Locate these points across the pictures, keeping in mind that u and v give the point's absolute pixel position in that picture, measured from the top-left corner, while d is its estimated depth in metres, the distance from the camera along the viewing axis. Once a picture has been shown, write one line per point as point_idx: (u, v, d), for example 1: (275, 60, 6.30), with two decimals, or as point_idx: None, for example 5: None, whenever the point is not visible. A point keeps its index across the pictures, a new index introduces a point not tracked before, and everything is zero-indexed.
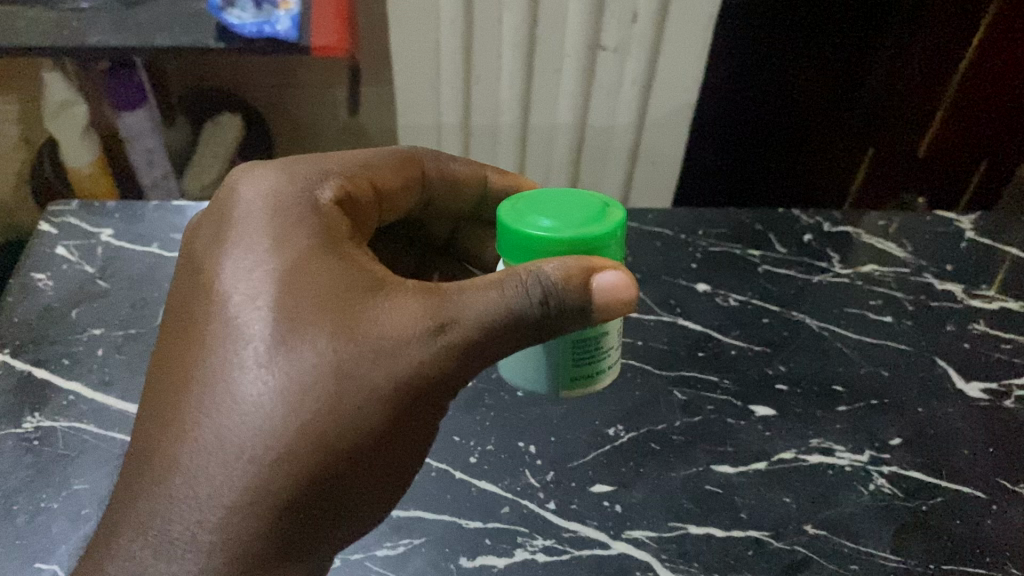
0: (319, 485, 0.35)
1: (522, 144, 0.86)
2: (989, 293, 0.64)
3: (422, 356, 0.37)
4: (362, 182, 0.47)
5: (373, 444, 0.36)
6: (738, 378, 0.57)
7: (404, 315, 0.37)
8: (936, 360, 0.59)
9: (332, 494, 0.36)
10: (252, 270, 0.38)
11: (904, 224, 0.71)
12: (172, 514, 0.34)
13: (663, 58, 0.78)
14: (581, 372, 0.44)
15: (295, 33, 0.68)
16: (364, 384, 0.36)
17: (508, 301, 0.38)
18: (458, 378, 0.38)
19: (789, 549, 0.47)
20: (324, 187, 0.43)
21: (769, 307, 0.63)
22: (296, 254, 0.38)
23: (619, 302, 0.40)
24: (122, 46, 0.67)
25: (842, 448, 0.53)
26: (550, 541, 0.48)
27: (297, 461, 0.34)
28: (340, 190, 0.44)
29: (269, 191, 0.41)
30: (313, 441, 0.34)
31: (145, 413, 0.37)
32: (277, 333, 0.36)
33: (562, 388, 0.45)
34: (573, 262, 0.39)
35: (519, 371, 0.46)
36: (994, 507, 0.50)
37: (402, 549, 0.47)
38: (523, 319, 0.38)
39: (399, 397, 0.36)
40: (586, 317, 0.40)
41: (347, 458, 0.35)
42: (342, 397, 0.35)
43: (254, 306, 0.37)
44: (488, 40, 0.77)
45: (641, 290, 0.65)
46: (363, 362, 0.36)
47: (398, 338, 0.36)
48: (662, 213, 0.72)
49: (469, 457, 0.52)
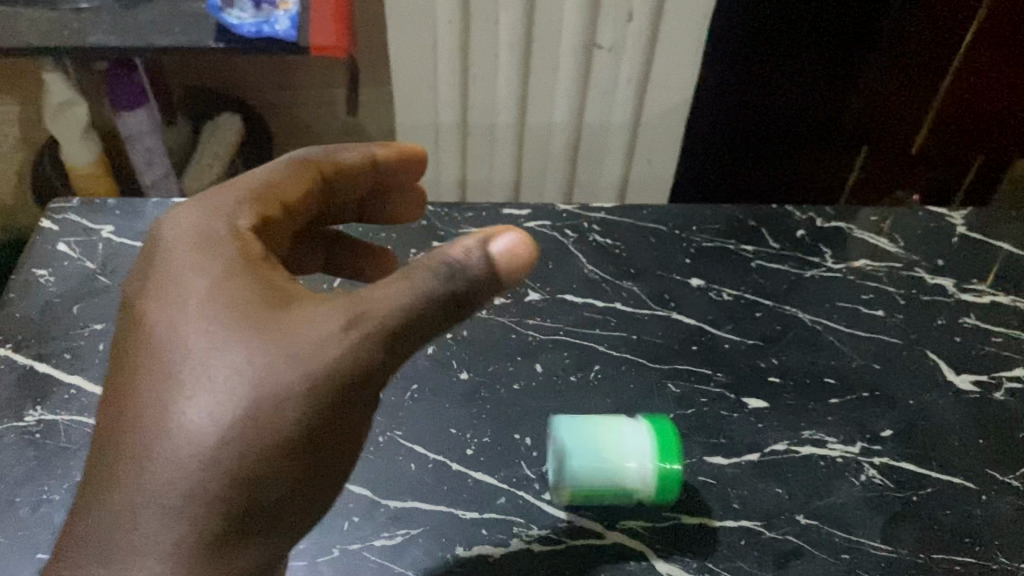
0: (245, 488, 0.36)
1: (520, 140, 0.87)
2: (981, 287, 0.65)
3: (336, 355, 0.36)
4: (269, 201, 0.43)
5: (298, 445, 0.36)
6: (731, 371, 0.58)
7: (317, 320, 0.37)
8: (928, 353, 0.60)
9: (262, 495, 0.36)
10: (176, 300, 0.38)
11: (899, 220, 0.69)
12: (114, 523, 0.36)
13: (656, 60, 0.79)
14: (677, 472, 0.48)
15: (294, 33, 0.69)
16: (283, 386, 0.36)
17: (413, 289, 0.37)
18: (380, 373, 0.38)
19: (781, 539, 0.49)
20: (242, 220, 0.41)
21: (762, 300, 0.63)
22: (214, 276, 0.39)
23: (517, 263, 0.39)
24: (123, 46, 0.68)
25: (834, 439, 0.54)
26: (546, 531, 0.49)
27: (224, 466, 0.35)
28: (254, 219, 0.42)
29: (190, 225, 0.41)
30: (233, 447, 0.35)
31: (101, 439, 0.38)
32: (196, 353, 0.37)
33: (633, 435, 0.49)
34: (469, 238, 0.39)
35: (571, 451, 0.49)
36: (983, 497, 0.52)
37: (399, 539, 0.48)
38: (433, 301, 0.37)
39: (320, 394, 0.36)
40: (505, 284, 0.39)
41: (269, 461, 0.36)
42: (258, 404, 0.36)
43: (179, 330, 0.37)
44: (483, 41, 0.78)
45: (635, 285, 0.63)
46: (276, 371, 0.36)
47: (311, 341, 0.36)
48: (656, 208, 0.69)
49: (465, 449, 0.53)
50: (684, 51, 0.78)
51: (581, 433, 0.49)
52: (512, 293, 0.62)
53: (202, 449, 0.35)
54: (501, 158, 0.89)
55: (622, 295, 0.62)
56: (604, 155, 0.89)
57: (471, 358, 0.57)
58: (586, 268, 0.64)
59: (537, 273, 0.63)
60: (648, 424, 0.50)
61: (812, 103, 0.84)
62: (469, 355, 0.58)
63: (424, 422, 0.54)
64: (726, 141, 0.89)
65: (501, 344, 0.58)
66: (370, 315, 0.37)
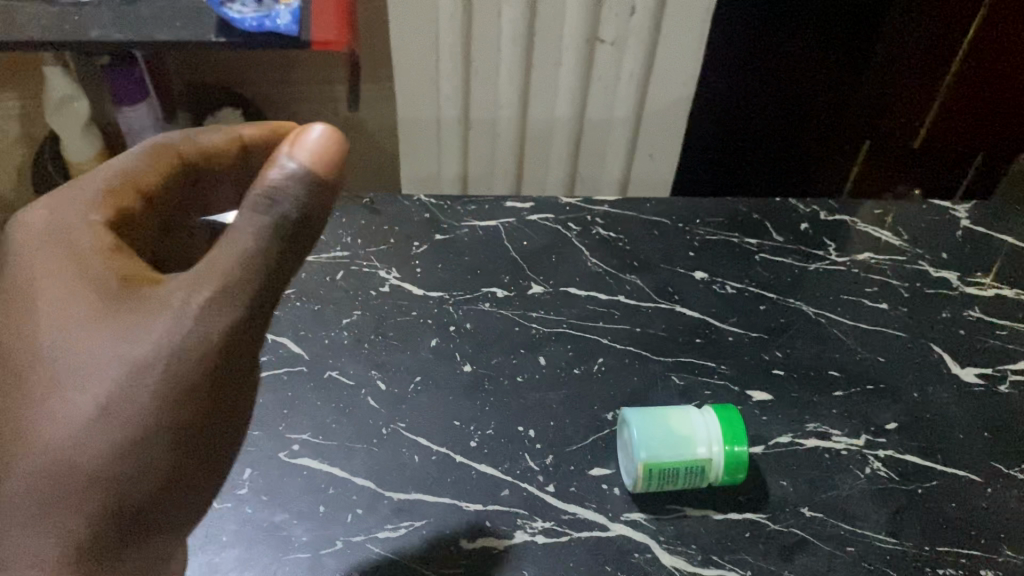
0: (120, 477, 0.35)
1: (522, 135, 0.87)
2: (984, 280, 0.64)
3: (192, 326, 0.36)
4: (124, 191, 0.41)
5: (168, 423, 0.36)
6: (735, 363, 0.58)
7: (173, 296, 0.36)
8: (932, 347, 0.59)
9: (136, 482, 0.35)
10: (21, 304, 0.37)
11: (902, 214, 0.69)
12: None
13: (660, 54, 0.79)
14: (745, 454, 0.49)
15: (295, 28, 0.68)
16: (139, 377, 0.35)
17: (256, 239, 0.36)
18: (243, 336, 0.37)
19: (786, 531, 0.49)
20: (92, 211, 0.39)
21: (766, 293, 0.62)
22: (69, 264, 0.37)
23: (326, 158, 0.38)
24: (123, 41, 0.68)
25: (838, 432, 0.54)
26: (549, 523, 0.49)
27: (93, 458, 0.35)
28: (108, 208, 0.40)
29: (46, 214, 0.39)
30: (101, 437, 0.35)
31: None
32: (52, 349, 0.36)
33: (699, 423, 0.50)
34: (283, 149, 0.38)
35: (641, 437, 0.49)
36: (988, 490, 0.52)
37: (403, 531, 0.48)
38: (273, 241, 0.37)
39: (185, 369, 0.35)
40: (336, 190, 0.39)
41: (141, 445, 0.35)
42: (112, 401, 0.35)
43: (35, 325, 0.36)
44: (486, 36, 0.78)
45: (638, 278, 0.63)
46: (134, 354, 0.35)
47: (166, 318, 0.36)
48: (661, 201, 0.69)
49: (469, 441, 0.52)
50: (687, 44, 0.78)
51: (649, 421, 0.49)
52: (515, 286, 0.62)
53: (69, 443, 0.35)
54: (503, 152, 0.89)
55: (626, 288, 0.62)
56: (606, 149, 0.88)
57: (475, 351, 0.57)
58: (590, 261, 0.64)
59: (540, 266, 0.63)
60: (714, 411, 0.50)
61: (809, 98, 0.84)
62: (472, 348, 0.57)
63: (427, 414, 0.54)
64: (727, 136, 0.89)
65: (505, 336, 0.58)
66: (219, 281, 0.36)
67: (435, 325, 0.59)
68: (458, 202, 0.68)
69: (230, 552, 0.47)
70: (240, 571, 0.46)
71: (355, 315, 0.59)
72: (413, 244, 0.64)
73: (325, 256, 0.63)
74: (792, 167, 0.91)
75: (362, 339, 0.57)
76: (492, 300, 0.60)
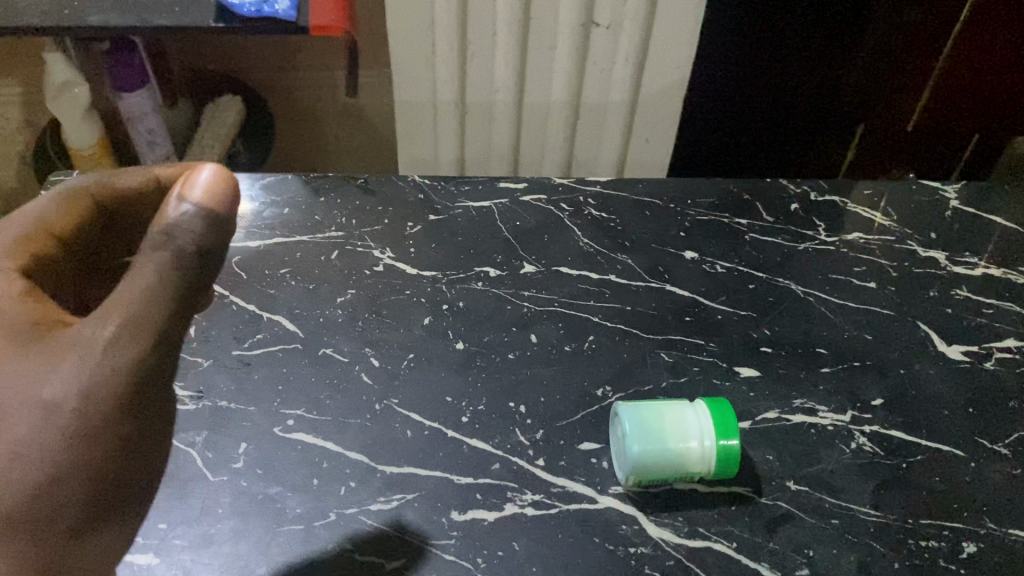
0: (40, 508, 0.35)
1: (518, 118, 0.88)
2: (973, 260, 0.65)
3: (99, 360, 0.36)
4: (37, 238, 0.42)
5: (88, 452, 0.36)
6: (724, 341, 0.58)
7: (80, 334, 0.37)
8: (919, 324, 0.60)
9: (57, 511, 0.35)
10: None
11: (892, 195, 0.70)
12: None
13: (656, 38, 0.79)
14: (736, 447, 0.49)
15: (294, 12, 0.69)
16: (50, 417, 0.35)
17: (158, 273, 0.37)
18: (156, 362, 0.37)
19: (772, 504, 0.50)
20: (4, 259, 0.41)
21: (755, 272, 0.63)
22: None
23: (223, 196, 0.40)
24: (123, 25, 0.69)
25: (825, 408, 0.55)
26: (539, 496, 0.50)
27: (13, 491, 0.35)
28: (20, 257, 0.41)
29: None
30: (19, 472, 0.35)
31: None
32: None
33: (691, 416, 0.50)
34: (176, 188, 0.39)
35: (633, 428, 0.49)
36: (972, 465, 0.53)
37: (395, 504, 0.49)
38: (174, 274, 0.38)
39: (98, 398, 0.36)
40: (228, 224, 0.40)
41: (59, 475, 0.35)
42: (24, 443, 0.35)
43: None
44: (481, 18, 0.78)
45: (630, 257, 0.64)
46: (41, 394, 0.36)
47: (73, 354, 0.36)
48: (654, 182, 0.70)
49: (460, 416, 0.53)
50: (681, 29, 0.78)
51: (641, 410, 0.50)
52: (508, 266, 0.62)
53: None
54: (499, 135, 0.89)
55: (617, 268, 0.63)
56: (603, 131, 0.89)
57: (468, 329, 0.58)
58: (582, 241, 0.65)
59: (531, 246, 0.64)
60: (706, 407, 0.50)
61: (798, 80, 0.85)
62: (465, 327, 0.58)
63: (419, 389, 0.54)
64: (720, 111, 0.89)
65: (496, 315, 0.59)
66: (124, 311, 0.37)
67: (428, 304, 0.59)
68: (452, 183, 0.69)
69: (226, 523, 0.48)
70: (235, 542, 0.47)
71: (349, 294, 0.60)
72: (408, 225, 0.65)
73: (320, 236, 0.63)
74: (789, 142, 0.92)
75: (356, 317, 0.58)
76: (484, 280, 0.61)
